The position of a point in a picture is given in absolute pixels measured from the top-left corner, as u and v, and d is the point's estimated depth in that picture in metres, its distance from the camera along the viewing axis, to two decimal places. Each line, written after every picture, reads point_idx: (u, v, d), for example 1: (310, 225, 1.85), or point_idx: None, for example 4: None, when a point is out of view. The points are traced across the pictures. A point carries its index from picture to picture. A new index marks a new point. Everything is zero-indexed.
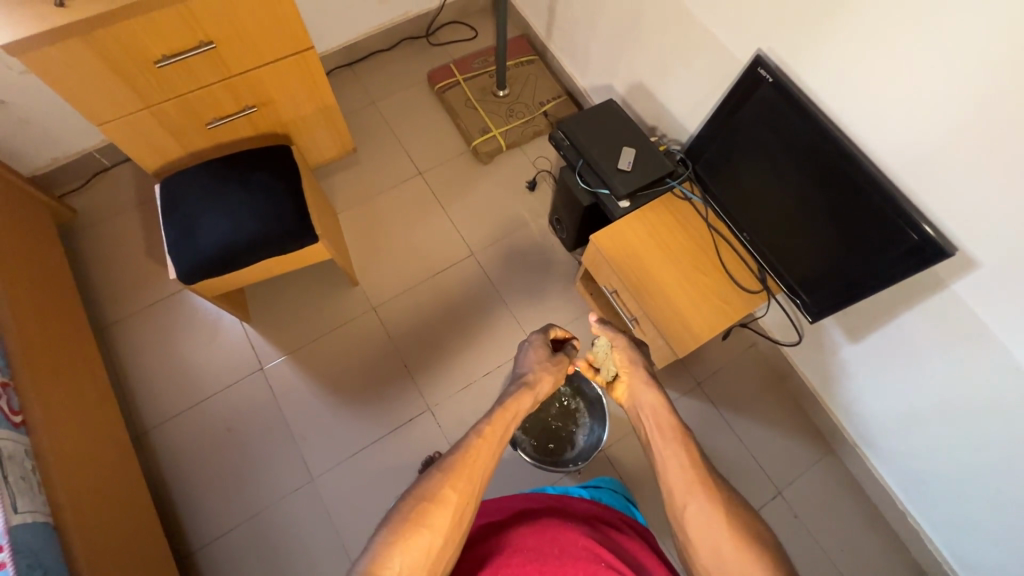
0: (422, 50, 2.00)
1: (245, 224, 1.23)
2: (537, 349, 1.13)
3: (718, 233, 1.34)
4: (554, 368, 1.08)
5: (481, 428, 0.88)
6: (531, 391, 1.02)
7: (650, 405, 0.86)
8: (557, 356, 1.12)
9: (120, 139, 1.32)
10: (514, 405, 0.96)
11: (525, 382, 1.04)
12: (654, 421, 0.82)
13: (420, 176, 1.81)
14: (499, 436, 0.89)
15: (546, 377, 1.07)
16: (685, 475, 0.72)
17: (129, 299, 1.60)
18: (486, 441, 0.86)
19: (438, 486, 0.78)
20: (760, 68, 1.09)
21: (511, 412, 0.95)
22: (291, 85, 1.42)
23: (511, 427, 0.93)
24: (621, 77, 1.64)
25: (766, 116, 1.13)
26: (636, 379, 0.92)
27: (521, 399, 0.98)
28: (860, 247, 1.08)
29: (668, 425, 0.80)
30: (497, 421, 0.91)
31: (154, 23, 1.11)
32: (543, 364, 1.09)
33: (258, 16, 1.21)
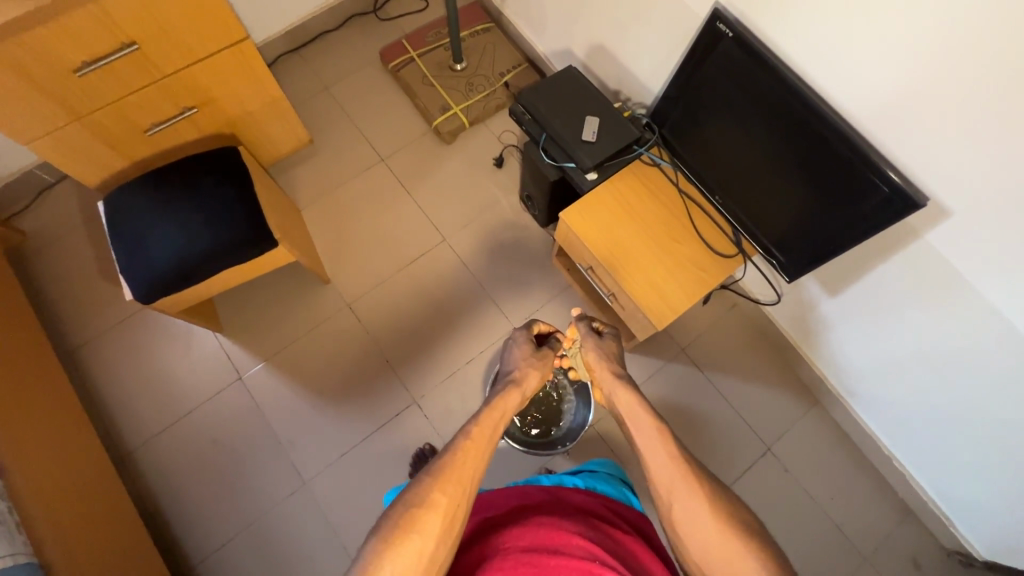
0: (372, 26, 1.89)
1: (197, 237, 1.17)
2: (521, 347, 1.16)
3: (690, 198, 1.30)
4: (538, 363, 1.12)
5: (470, 429, 0.88)
6: (519, 388, 1.04)
7: (627, 405, 0.94)
8: (540, 351, 1.15)
9: (53, 156, 1.24)
10: (502, 405, 0.97)
11: (513, 379, 1.07)
12: (634, 421, 0.89)
13: (383, 162, 1.74)
14: (488, 435, 0.88)
15: (531, 377, 1.09)
16: (668, 473, 0.78)
17: (94, 319, 1.54)
18: (475, 441, 0.85)
19: (427, 491, 0.77)
20: (719, 23, 1.03)
21: (498, 411, 0.95)
22: (230, 80, 1.34)
23: (499, 428, 0.93)
24: (580, 40, 1.56)
25: (730, 75, 1.08)
26: (606, 381, 1.03)
27: (507, 399, 1.00)
28: (833, 201, 1.04)
29: (646, 422, 0.87)
30: (484, 421, 0.91)
31: (68, 29, 1.02)
32: (528, 363, 1.12)
33: (182, 9, 1.12)
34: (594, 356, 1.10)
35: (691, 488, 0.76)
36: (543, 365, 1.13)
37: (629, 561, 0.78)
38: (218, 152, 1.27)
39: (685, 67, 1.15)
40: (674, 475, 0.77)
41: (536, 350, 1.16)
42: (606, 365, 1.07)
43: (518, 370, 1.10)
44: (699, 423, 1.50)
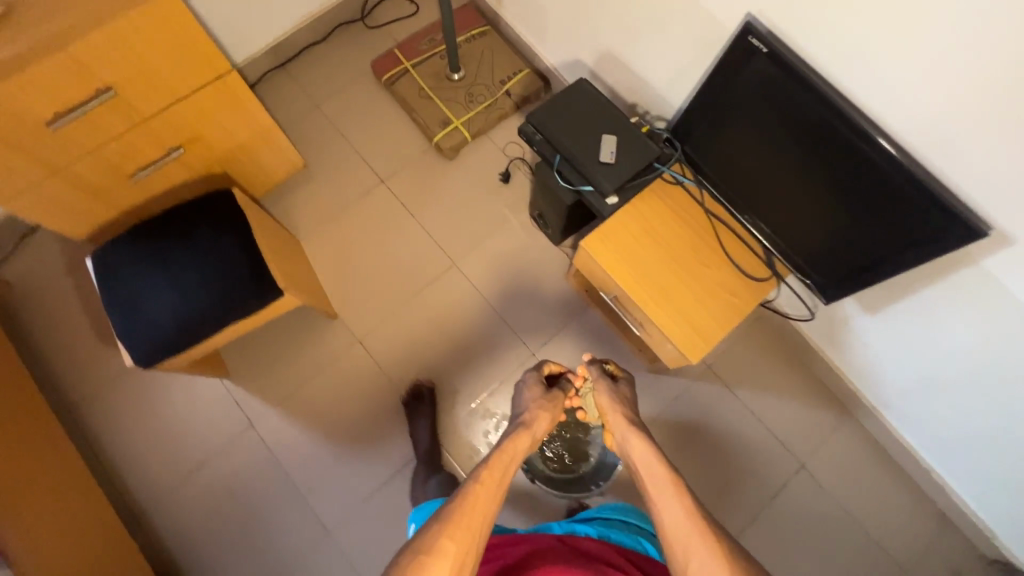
0: (361, 35, 1.77)
1: (197, 294, 1.10)
2: (532, 388, 1.15)
3: (718, 218, 1.23)
4: (549, 405, 1.10)
5: (479, 473, 0.83)
6: (529, 431, 1.00)
7: (641, 453, 0.93)
8: (550, 393, 1.14)
9: (33, 213, 1.14)
10: (511, 448, 0.93)
11: (522, 422, 1.04)
12: (650, 474, 0.87)
13: (383, 184, 1.66)
14: (499, 479, 0.83)
15: (542, 420, 1.06)
16: (685, 528, 0.74)
17: (90, 371, 1.47)
18: (486, 486, 0.80)
19: (434, 537, 0.71)
20: (751, 38, 0.94)
21: (508, 454, 0.91)
22: (216, 115, 1.24)
23: (510, 470, 0.88)
24: (587, 45, 1.46)
25: (763, 92, 1.00)
26: (620, 428, 1.02)
27: (517, 442, 0.96)
28: (880, 225, 0.97)
29: (663, 475, 0.85)
30: (494, 463, 0.86)
31: (36, 81, 0.93)
32: (538, 404, 1.10)
33: (160, 47, 1.02)
34: (606, 398, 1.11)
35: (709, 544, 0.71)
36: (553, 408, 1.10)
37: None
38: (211, 196, 1.18)
39: (710, 83, 1.07)
40: (691, 530, 0.73)
41: (546, 390, 1.14)
42: (618, 410, 1.07)
43: (528, 413, 1.07)
44: (729, 443, 1.47)
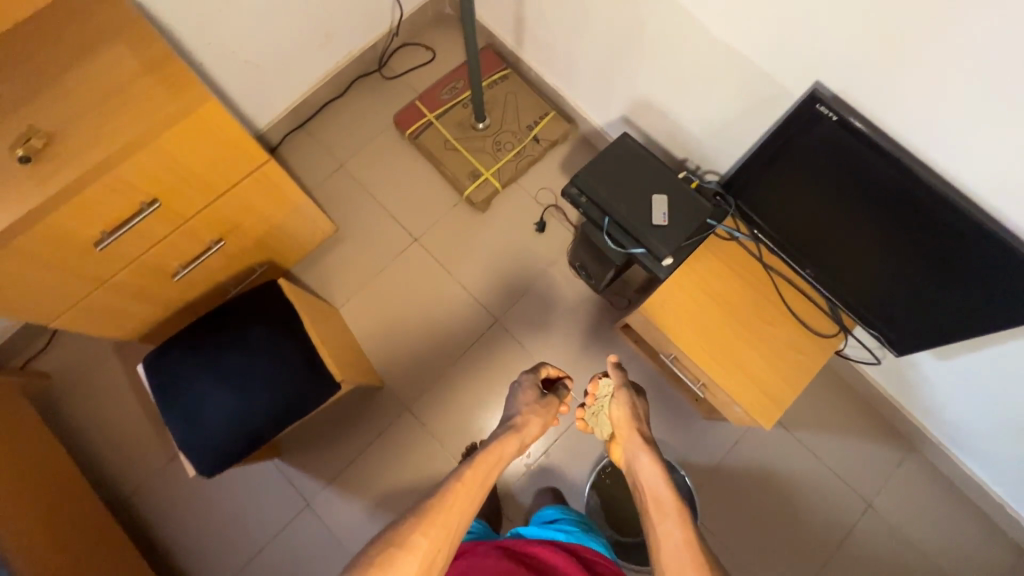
0: (380, 88, 1.73)
1: (256, 398, 1.07)
2: (527, 391, 1.09)
3: (777, 273, 1.20)
4: (542, 410, 1.07)
5: (462, 473, 0.86)
6: (516, 433, 0.99)
7: (649, 474, 0.92)
8: (544, 399, 1.09)
9: (81, 325, 1.12)
10: (496, 450, 0.94)
11: (512, 425, 1.02)
12: (653, 496, 0.87)
13: (417, 243, 1.62)
14: (479, 480, 0.86)
15: (532, 422, 1.04)
16: (680, 560, 0.76)
17: (139, 461, 1.45)
18: (465, 488, 0.83)
19: (409, 532, 0.75)
20: (818, 105, 0.91)
21: (493, 456, 0.92)
22: (255, 203, 1.20)
23: (492, 473, 0.90)
24: (620, 91, 1.42)
25: (828, 158, 0.96)
26: (632, 443, 0.99)
27: (504, 444, 0.96)
28: (961, 290, 0.94)
29: (665, 500, 0.85)
30: (477, 465, 0.88)
31: (82, 206, 0.90)
32: (531, 408, 1.06)
33: (202, 154, 0.99)
34: (619, 410, 1.06)
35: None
36: (547, 412, 1.07)
37: None
38: (259, 291, 1.15)
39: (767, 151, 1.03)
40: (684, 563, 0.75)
41: (542, 395, 1.09)
42: (631, 423, 1.02)
43: (519, 414, 1.05)
44: (792, 487, 1.44)
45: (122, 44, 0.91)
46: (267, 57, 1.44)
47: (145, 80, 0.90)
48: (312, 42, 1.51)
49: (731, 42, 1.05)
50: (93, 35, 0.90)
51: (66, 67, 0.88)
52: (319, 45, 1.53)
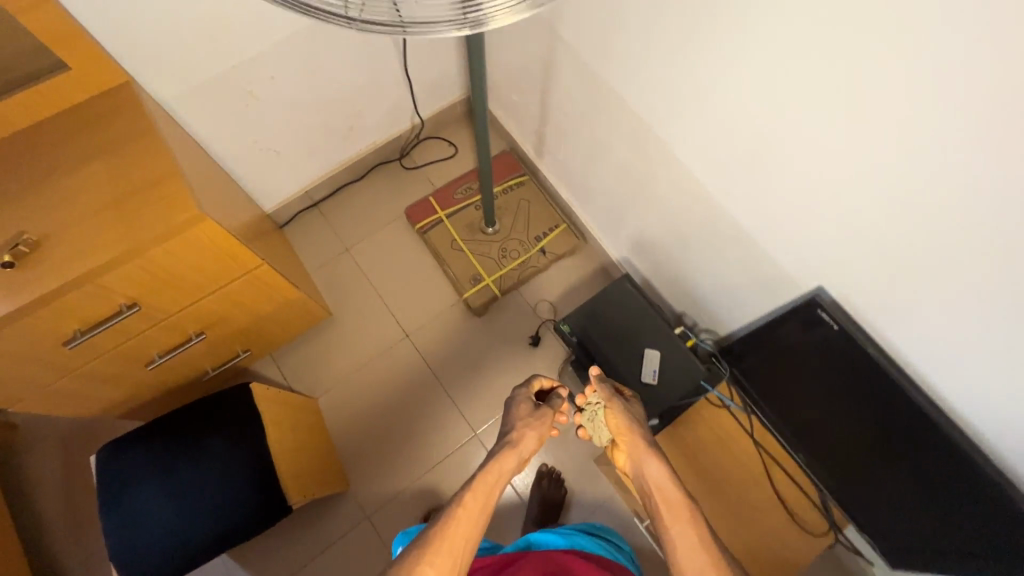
0: (397, 177, 1.75)
1: (198, 518, 1.04)
2: (521, 403, 0.91)
3: (768, 454, 1.16)
4: (538, 422, 0.88)
5: (463, 497, 0.73)
6: (515, 450, 0.82)
7: (659, 479, 0.79)
8: (541, 409, 0.91)
9: (45, 407, 1.09)
10: (495, 468, 0.79)
11: (505, 442, 0.84)
12: (664, 498, 0.76)
13: (407, 339, 1.59)
14: (480, 505, 0.72)
15: (529, 437, 0.86)
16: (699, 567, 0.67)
17: (84, 535, 1.38)
18: (467, 516, 0.70)
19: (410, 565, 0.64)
20: (820, 311, 0.91)
21: (493, 474, 0.78)
22: (242, 299, 1.19)
23: (493, 495, 0.75)
24: (629, 224, 1.40)
25: (823, 361, 0.95)
26: (639, 448, 0.84)
27: (502, 464, 0.80)
28: (953, 536, 0.86)
29: (676, 501, 0.75)
30: (477, 489, 0.74)
31: (56, 311, 0.90)
32: (528, 421, 0.88)
33: (189, 264, 1.00)
34: (623, 416, 0.89)
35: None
36: (546, 426, 0.89)
37: None
38: (228, 395, 1.12)
39: (782, 326, 1.00)
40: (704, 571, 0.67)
41: (536, 407, 0.91)
42: (637, 428, 0.87)
43: (513, 428, 0.86)
44: None
45: (131, 157, 0.93)
46: (287, 145, 1.46)
47: (143, 194, 0.91)
48: (335, 133, 1.54)
49: (742, 218, 1.03)
50: (108, 144, 0.93)
51: (73, 174, 0.91)
52: (341, 136, 1.56)
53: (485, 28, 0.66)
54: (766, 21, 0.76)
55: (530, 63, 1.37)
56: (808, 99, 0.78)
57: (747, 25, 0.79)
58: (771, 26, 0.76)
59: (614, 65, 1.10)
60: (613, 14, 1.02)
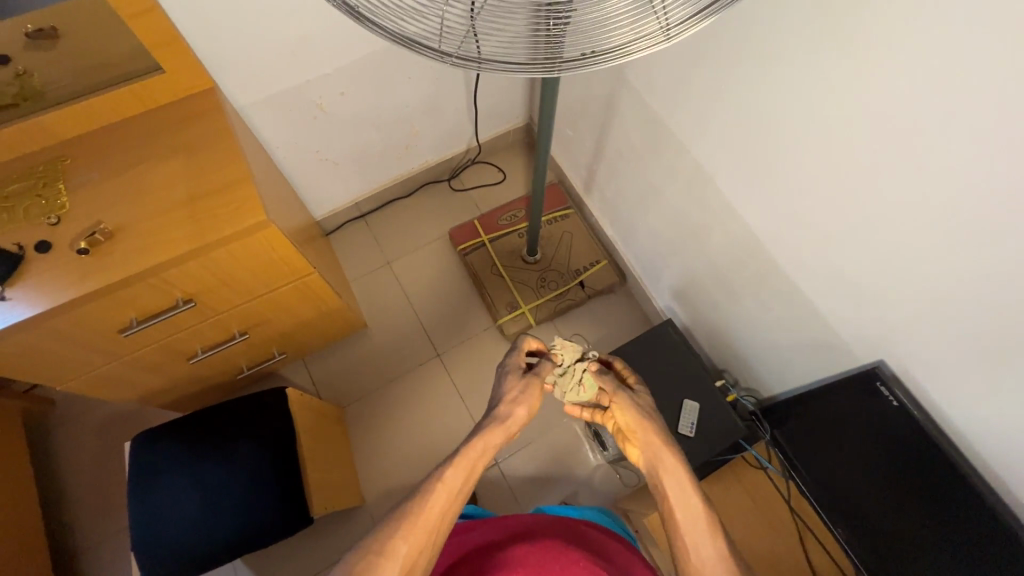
0: (445, 197, 1.78)
1: (222, 518, 1.04)
2: (511, 374, 0.83)
3: (803, 519, 1.13)
4: (528, 395, 0.80)
5: (441, 472, 0.69)
6: (501, 426, 0.75)
7: (675, 481, 0.70)
8: (529, 378, 0.82)
9: (90, 390, 1.12)
10: (480, 442, 0.73)
11: (492, 414, 0.77)
12: (678, 504, 0.68)
13: (438, 358, 1.59)
14: (461, 479, 0.69)
15: (520, 411, 0.78)
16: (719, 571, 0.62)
17: (104, 519, 1.39)
18: (445, 493, 0.67)
19: (389, 537, 0.63)
20: (879, 384, 0.89)
21: (477, 447, 0.72)
22: (288, 305, 1.21)
23: (476, 468, 0.71)
24: (675, 269, 1.40)
25: (874, 435, 0.92)
26: (649, 442, 0.76)
27: (491, 437, 0.74)
28: None
29: (694, 509, 0.68)
30: (458, 463, 0.69)
31: (119, 300, 0.93)
32: (517, 394, 0.79)
33: (246, 267, 1.02)
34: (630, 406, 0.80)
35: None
36: (536, 399, 0.80)
37: (619, 562, 0.78)
38: (265, 398, 1.13)
39: (828, 395, 0.99)
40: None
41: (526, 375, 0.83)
42: (644, 419, 0.78)
43: (502, 400, 0.79)
44: None
45: (209, 160, 0.96)
46: (345, 157, 1.50)
47: (213, 195, 0.94)
48: (391, 150, 1.58)
49: (799, 277, 1.01)
50: (187, 144, 0.97)
51: (152, 170, 0.95)
52: (397, 153, 1.61)
53: (558, 74, 0.66)
54: (844, 89, 0.76)
55: (591, 101, 1.39)
56: (882, 169, 0.77)
57: (822, 90, 0.79)
58: (847, 94, 0.76)
59: (679, 112, 1.11)
60: (682, 64, 1.04)
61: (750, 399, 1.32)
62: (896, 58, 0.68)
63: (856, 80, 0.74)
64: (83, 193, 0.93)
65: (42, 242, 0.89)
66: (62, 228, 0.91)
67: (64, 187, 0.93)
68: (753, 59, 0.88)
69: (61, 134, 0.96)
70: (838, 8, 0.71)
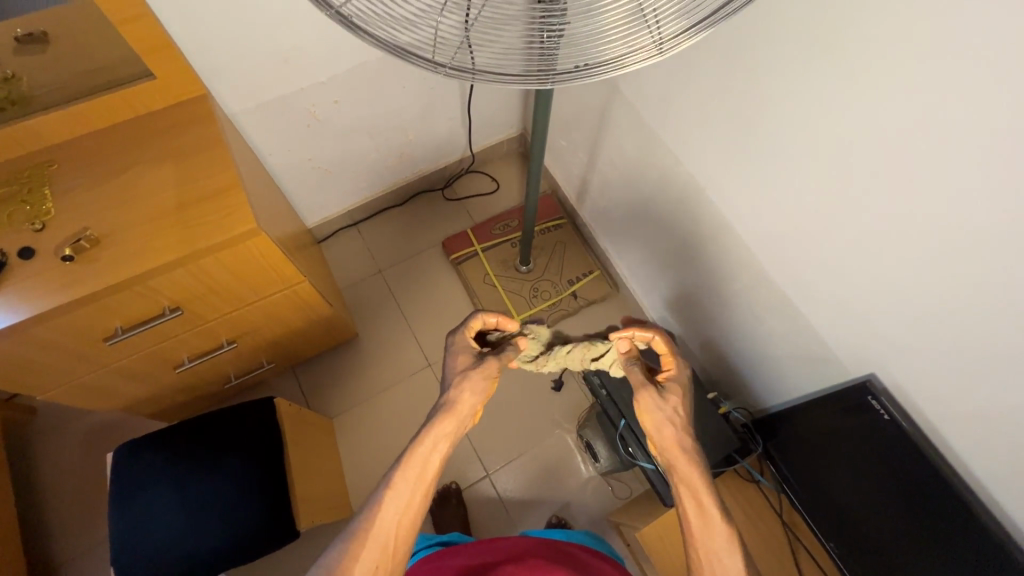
0: (438, 206, 1.78)
1: (204, 532, 1.02)
2: (459, 356, 0.82)
3: (795, 534, 1.12)
4: (478, 376, 0.78)
5: (391, 479, 0.69)
6: (450, 416, 0.75)
7: (691, 494, 0.73)
8: (478, 359, 0.81)
9: (72, 399, 1.09)
10: (426, 439, 0.72)
11: (441, 405, 0.76)
12: (695, 516, 0.72)
13: (430, 368, 1.58)
14: (412, 480, 0.70)
15: (468, 395, 0.77)
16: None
17: (83, 531, 1.35)
18: (395, 504, 0.68)
19: (342, 555, 0.65)
20: (870, 397, 0.89)
21: (426, 445, 0.72)
22: (279, 313, 1.20)
23: (428, 468, 0.71)
24: (668, 280, 1.40)
25: (866, 449, 0.92)
26: (669, 451, 0.78)
27: (439, 432, 0.74)
28: None
29: (709, 522, 0.71)
30: (406, 468, 0.70)
31: (103, 307, 0.91)
32: (465, 377, 0.78)
33: (236, 275, 1.01)
34: (652, 410, 0.79)
35: None
36: (487, 379, 0.78)
37: None
38: (253, 408, 1.12)
39: (817, 410, 1.00)
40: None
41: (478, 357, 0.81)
42: (666, 425, 0.78)
43: (450, 386, 0.78)
44: None
45: (200, 166, 0.95)
46: (338, 165, 1.50)
47: (206, 202, 0.93)
48: (384, 158, 1.58)
49: (791, 290, 1.01)
50: (178, 151, 0.96)
51: (141, 176, 0.94)
52: (391, 162, 1.60)
53: (551, 85, 0.66)
54: (835, 105, 0.77)
55: (585, 112, 1.39)
56: (874, 183, 0.77)
57: (813, 104, 0.80)
58: (841, 108, 0.76)
59: (672, 125, 1.11)
60: (677, 77, 1.04)
61: (743, 412, 1.31)
62: (891, 73, 0.68)
63: (851, 94, 0.74)
64: (69, 199, 0.91)
65: (25, 248, 0.88)
66: (47, 234, 0.89)
67: (50, 192, 0.92)
68: (747, 74, 0.88)
69: (47, 138, 0.94)
70: (832, 24, 0.72)
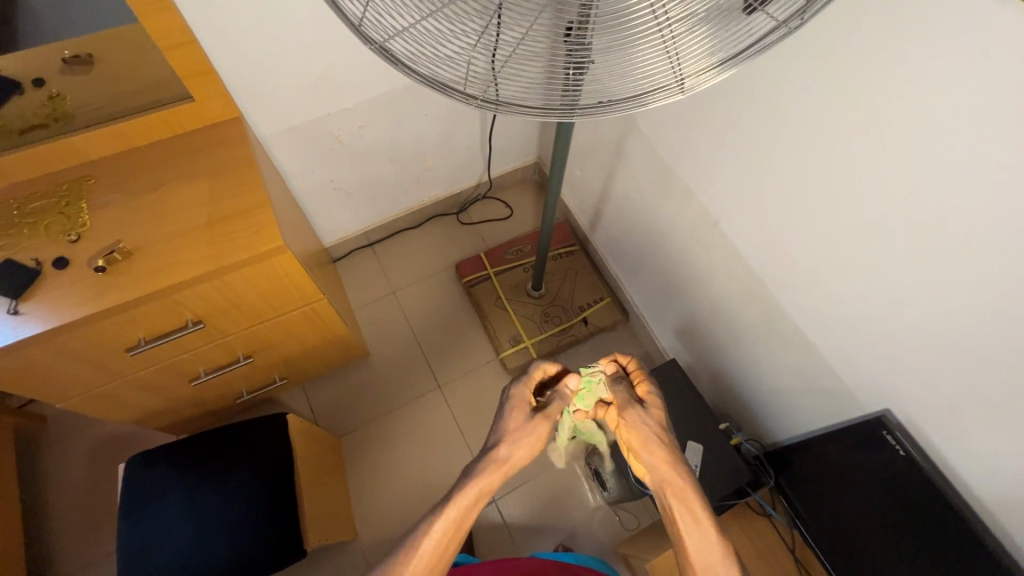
0: (453, 230, 1.81)
1: (209, 547, 1.01)
2: (515, 411, 0.80)
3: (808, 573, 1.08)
4: (532, 437, 0.78)
5: (430, 524, 0.70)
6: (499, 471, 0.75)
7: (686, 507, 0.74)
8: (535, 418, 0.80)
9: (89, 408, 1.11)
10: (471, 493, 0.72)
11: (489, 457, 0.76)
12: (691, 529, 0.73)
13: (439, 390, 1.58)
14: (452, 526, 0.71)
15: (519, 454, 0.77)
16: None
17: (87, 543, 1.34)
18: (432, 546, 0.70)
19: None
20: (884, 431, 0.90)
21: (470, 497, 0.72)
22: (296, 330, 1.22)
23: (468, 517, 0.72)
24: (679, 310, 1.41)
25: (881, 485, 0.91)
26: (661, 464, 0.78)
27: (484, 483, 0.74)
28: None
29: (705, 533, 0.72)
30: (448, 516, 0.71)
31: (131, 318, 0.93)
32: (519, 436, 0.78)
33: (258, 291, 1.03)
34: (640, 425, 0.81)
35: None
36: (539, 441, 0.79)
37: None
38: (266, 423, 1.12)
39: (830, 443, 1.00)
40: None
41: (532, 413, 0.81)
42: (655, 439, 0.79)
43: (500, 441, 0.77)
44: None
45: (231, 184, 0.99)
46: (359, 187, 1.54)
47: (234, 218, 0.96)
48: (403, 183, 1.62)
49: (803, 322, 1.02)
50: (210, 169, 1.00)
51: (174, 193, 0.97)
52: (409, 186, 1.64)
53: (576, 118, 0.68)
54: (849, 142, 0.80)
55: (601, 143, 1.43)
56: (889, 220, 0.79)
57: (829, 141, 0.82)
58: (854, 146, 0.79)
59: (686, 158, 1.15)
60: (691, 114, 1.08)
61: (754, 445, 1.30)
62: (903, 115, 0.71)
63: (861, 131, 0.77)
64: (105, 213, 0.95)
65: (60, 258, 0.91)
66: (80, 246, 0.92)
67: (86, 206, 0.95)
68: (762, 114, 0.92)
69: (87, 154, 0.99)
70: (848, 69, 0.75)
